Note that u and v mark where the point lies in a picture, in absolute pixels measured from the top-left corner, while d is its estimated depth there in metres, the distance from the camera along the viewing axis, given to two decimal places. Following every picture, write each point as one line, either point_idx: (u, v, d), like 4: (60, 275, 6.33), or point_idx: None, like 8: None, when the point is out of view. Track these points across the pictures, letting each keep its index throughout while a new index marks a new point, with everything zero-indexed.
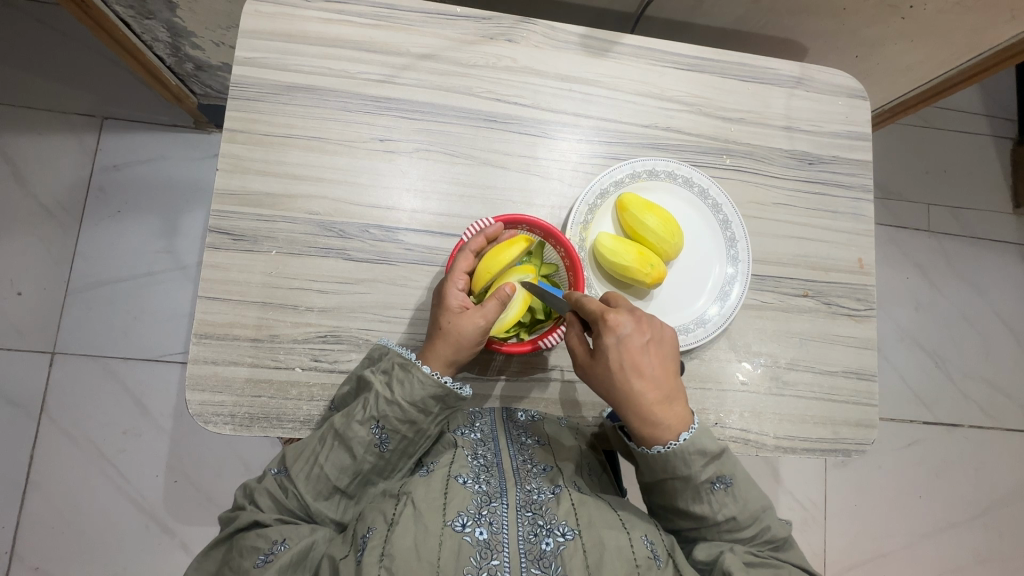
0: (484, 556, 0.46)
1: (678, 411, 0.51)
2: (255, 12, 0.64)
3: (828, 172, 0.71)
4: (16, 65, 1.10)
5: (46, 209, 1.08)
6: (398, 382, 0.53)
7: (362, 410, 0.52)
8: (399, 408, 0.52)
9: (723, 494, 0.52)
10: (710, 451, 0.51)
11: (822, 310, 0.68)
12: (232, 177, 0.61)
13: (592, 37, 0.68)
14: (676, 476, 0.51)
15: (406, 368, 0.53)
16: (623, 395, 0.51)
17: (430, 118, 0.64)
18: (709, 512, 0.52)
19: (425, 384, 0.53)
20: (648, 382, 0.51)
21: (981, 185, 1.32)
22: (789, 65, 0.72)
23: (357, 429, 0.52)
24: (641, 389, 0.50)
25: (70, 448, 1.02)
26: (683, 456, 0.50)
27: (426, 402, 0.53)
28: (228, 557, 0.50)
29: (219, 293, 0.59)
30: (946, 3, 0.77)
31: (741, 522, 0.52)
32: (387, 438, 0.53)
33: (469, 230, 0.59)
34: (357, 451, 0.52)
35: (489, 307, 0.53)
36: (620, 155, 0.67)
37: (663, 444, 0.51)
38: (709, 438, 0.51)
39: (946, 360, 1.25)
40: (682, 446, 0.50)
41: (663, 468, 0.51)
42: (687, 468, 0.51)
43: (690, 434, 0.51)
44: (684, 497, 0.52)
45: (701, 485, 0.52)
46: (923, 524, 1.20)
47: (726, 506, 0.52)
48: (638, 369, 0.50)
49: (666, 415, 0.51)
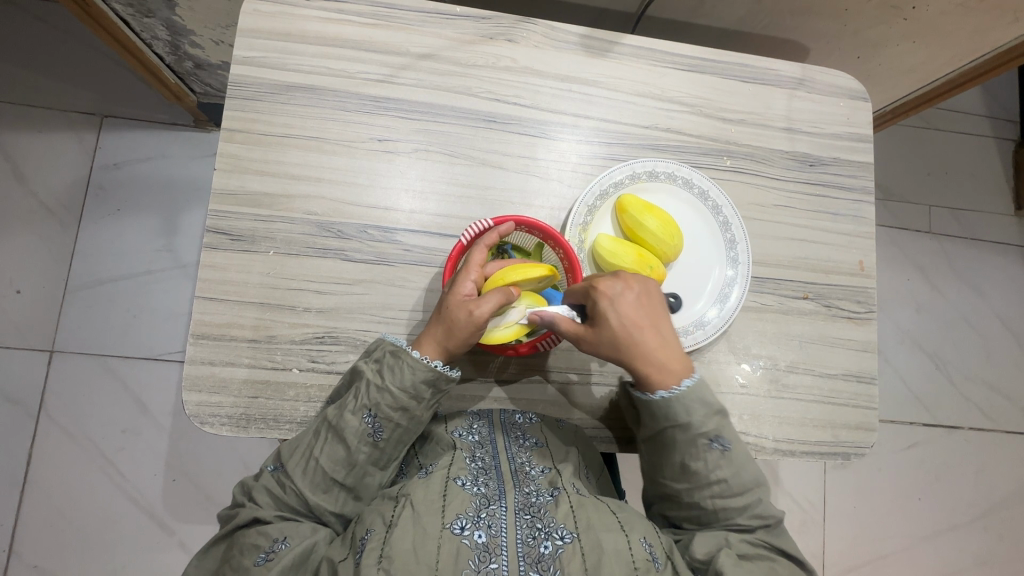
0: (483, 559, 0.45)
1: (678, 358, 0.55)
2: (254, 11, 0.63)
3: (829, 174, 0.70)
4: (15, 63, 1.10)
5: (46, 207, 1.08)
6: (389, 369, 0.53)
7: (354, 401, 0.53)
8: (391, 395, 0.52)
9: (719, 455, 0.53)
10: (709, 404, 0.53)
11: (822, 313, 0.67)
12: (230, 177, 0.61)
13: (592, 38, 0.68)
14: (676, 424, 0.53)
15: (397, 355, 0.53)
16: (626, 351, 0.54)
17: (429, 117, 0.64)
18: (703, 470, 0.53)
19: (415, 368, 0.52)
20: (647, 335, 0.54)
21: (983, 186, 1.32)
22: (790, 66, 0.71)
23: (349, 419, 0.52)
24: (641, 343, 0.54)
25: (69, 446, 1.02)
26: (684, 402, 0.52)
27: (418, 388, 0.53)
28: (228, 555, 0.50)
29: (216, 293, 0.59)
30: (948, 4, 0.77)
31: (733, 488, 0.52)
32: (380, 427, 0.52)
33: (468, 230, 0.59)
34: (350, 441, 0.52)
35: (484, 296, 0.52)
36: (620, 156, 0.67)
37: (670, 390, 0.53)
38: (708, 388, 0.53)
39: (947, 362, 1.25)
40: (685, 392, 0.53)
41: (665, 413, 0.53)
42: (686, 416, 0.53)
43: (693, 381, 0.53)
44: (682, 450, 0.53)
45: (699, 439, 0.53)
46: (922, 526, 1.19)
47: (721, 468, 0.53)
48: (636, 324, 0.54)
49: (668, 362, 0.54)
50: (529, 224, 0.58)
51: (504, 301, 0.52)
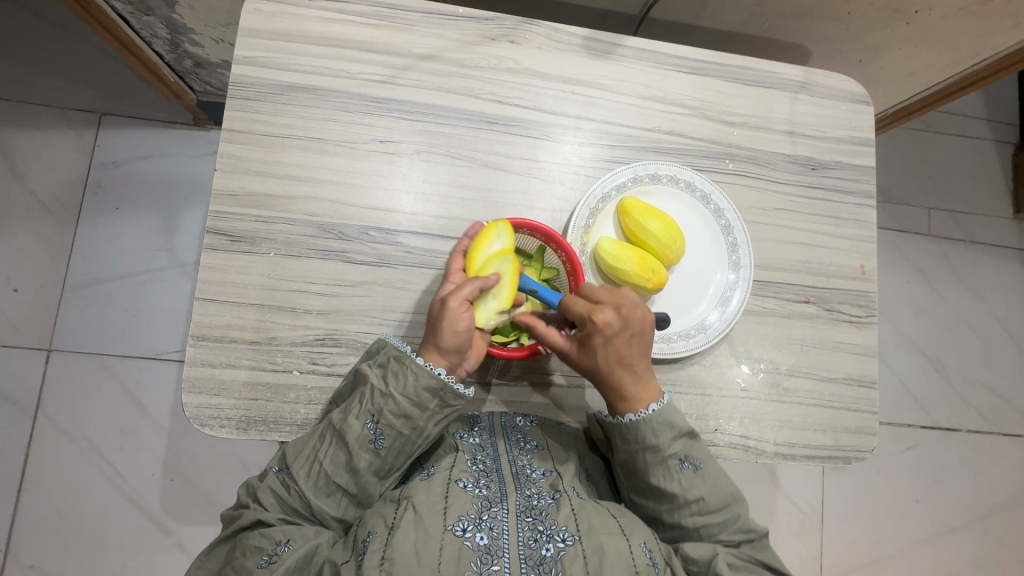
0: (484, 561, 0.45)
1: (650, 387, 0.56)
2: (255, 11, 0.63)
3: (830, 178, 0.70)
4: (13, 59, 1.09)
5: (44, 204, 1.07)
6: (393, 375, 0.53)
7: (359, 405, 0.53)
8: (394, 401, 0.52)
9: (692, 473, 0.54)
10: (677, 425, 0.55)
11: (823, 317, 0.67)
12: (231, 177, 0.61)
13: (595, 39, 0.67)
14: (646, 447, 0.54)
15: (401, 360, 0.53)
16: (601, 375, 0.55)
17: (431, 119, 0.64)
18: (679, 491, 0.54)
19: (419, 375, 0.52)
20: (624, 364, 0.54)
21: (982, 190, 1.32)
22: (793, 70, 0.71)
23: (353, 424, 0.52)
24: (616, 372, 0.54)
25: (67, 446, 1.02)
26: (652, 424, 0.54)
27: (421, 396, 0.52)
28: (231, 556, 0.50)
29: (216, 294, 0.58)
30: (951, 8, 0.77)
31: (710, 504, 0.54)
32: (382, 434, 0.52)
33: (469, 230, 0.60)
34: (351, 447, 0.51)
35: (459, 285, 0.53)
36: (622, 158, 0.66)
37: (638, 412, 0.54)
38: (675, 411, 0.55)
39: (946, 364, 1.25)
40: (653, 414, 0.54)
41: (634, 437, 0.54)
42: (655, 439, 0.54)
43: (660, 405, 0.54)
44: (654, 473, 0.54)
45: (670, 461, 0.54)
46: (921, 528, 1.20)
47: (695, 485, 0.54)
48: (616, 355, 0.54)
49: (639, 394, 0.55)
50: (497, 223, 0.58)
51: (475, 281, 0.53)
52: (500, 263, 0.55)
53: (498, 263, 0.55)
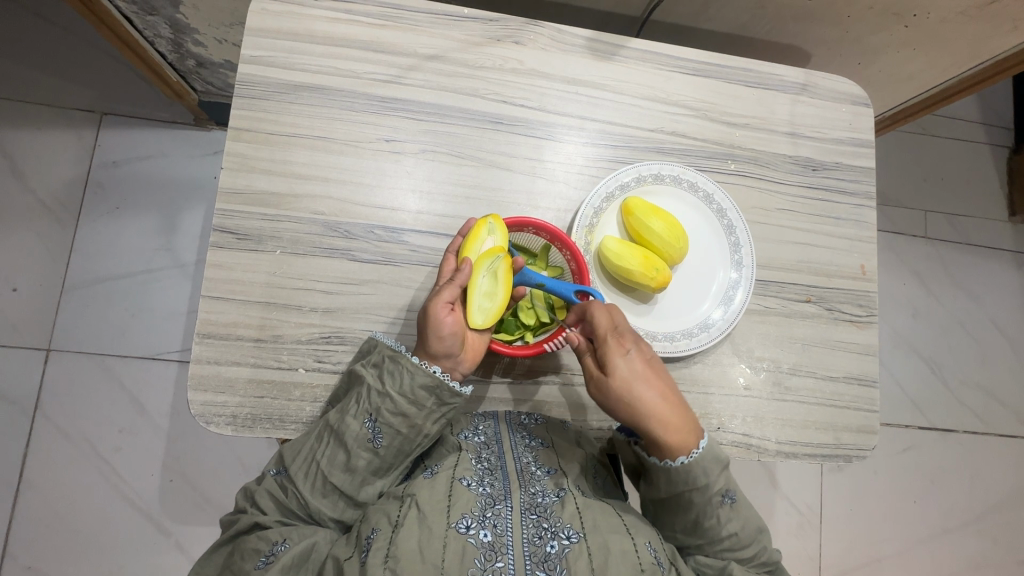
0: (488, 558, 0.45)
1: (686, 415, 0.54)
2: (261, 10, 0.63)
3: (831, 179, 0.71)
4: (14, 59, 1.09)
5: (44, 205, 1.07)
6: (389, 374, 0.53)
7: (356, 405, 0.53)
8: (392, 401, 0.52)
9: (730, 508, 0.53)
10: (721, 461, 0.54)
11: (824, 316, 0.68)
12: (238, 176, 0.61)
13: (599, 41, 0.68)
14: (694, 486, 0.52)
15: (396, 360, 0.53)
16: (633, 400, 0.54)
17: (436, 118, 0.64)
18: (717, 526, 0.53)
19: (414, 374, 0.52)
20: (650, 385, 0.54)
21: (978, 193, 1.33)
22: (793, 72, 0.72)
23: (351, 423, 0.52)
24: (651, 396, 0.54)
25: (65, 447, 1.01)
26: (704, 464, 0.52)
27: (418, 394, 0.52)
28: (229, 560, 0.50)
29: (222, 292, 0.58)
30: (948, 12, 0.78)
31: (743, 539, 0.53)
32: (380, 433, 0.52)
33: (464, 226, 0.60)
34: (350, 445, 0.52)
35: (439, 290, 0.54)
36: (625, 158, 0.67)
37: (689, 452, 0.53)
38: (719, 447, 0.54)
39: (942, 365, 1.26)
40: (703, 453, 0.52)
41: (684, 478, 0.53)
42: (705, 477, 0.52)
43: (706, 441, 0.53)
44: (696, 510, 0.53)
45: (714, 498, 0.53)
46: (917, 529, 1.20)
47: (731, 521, 0.53)
48: (645, 375, 0.55)
49: (681, 426, 0.53)
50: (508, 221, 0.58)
51: (452, 284, 0.54)
52: (492, 261, 0.54)
53: (490, 262, 0.54)
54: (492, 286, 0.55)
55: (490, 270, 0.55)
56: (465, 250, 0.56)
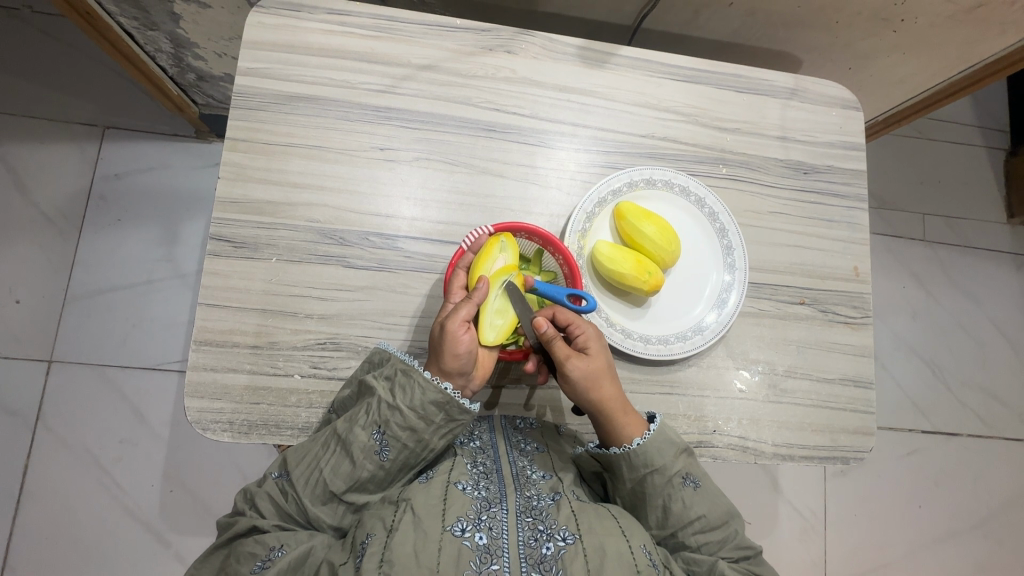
0: (484, 560, 0.46)
1: (632, 407, 0.56)
2: (257, 23, 0.64)
3: (823, 182, 0.72)
4: (18, 75, 1.11)
5: (46, 216, 1.08)
6: (400, 388, 0.52)
7: (364, 416, 0.52)
8: (402, 414, 0.52)
9: (693, 491, 0.54)
10: (675, 443, 0.55)
11: (819, 318, 0.68)
12: (235, 185, 0.62)
13: (590, 49, 0.69)
14: (654, 469, 0.54)
15: (408, 373, 0.52)
16: (595, 395, 0.55)
17: (430, 127, 0.65)
18: (683, 510, 0.54)
19: (425, 390, 0.52)
20: (606, 376, 0.55)
21: (975, 195, 1.33)
22: (783, 77, 0.73)
23: (358, 434, 0.52)
24: (607, 388, 0.55)
25: (67, 458, 1.02)
26: (656, 445, 0.54)
27: (428, 410, 0.52)
28: (226, 563, 0.50)
29: (219, 300, 0.59)
30: (937, 17, 0.79)
31: (713, 521, 0.54)
32: (387, 446, 0.52)
33: (468, 237, 0.60)
34: (356, 456, 0.51)
35: (455, 308, 0.53)
36: (618, 164, 0.68)
37: (642, 436, 0.55)
38: (670, 430, 0.56)
39: (943, 368, 1.26)
40: (654, 435, 0.54)
41: (642, 462, 0.54)
42: (660, 459, 0.54)
43: (657, 426, 0.55)
44: (660, 495, 0.54)
45: (675, 481, 0.54)
46: (923, 534, 1.19)
47: (697, 504, 0.54)
48: (602, 366, 0.55)
49: (631, 416, 0.55)
50: (503, 229, 0.58)
51: (469, 302, 0.53)
52: (505, 278, 0.55)
53: (504, 280, 0.55)
54: (504, 303, 0.55)
55: (504, 288, 0.55)
56: (475, 268, 0.55)
